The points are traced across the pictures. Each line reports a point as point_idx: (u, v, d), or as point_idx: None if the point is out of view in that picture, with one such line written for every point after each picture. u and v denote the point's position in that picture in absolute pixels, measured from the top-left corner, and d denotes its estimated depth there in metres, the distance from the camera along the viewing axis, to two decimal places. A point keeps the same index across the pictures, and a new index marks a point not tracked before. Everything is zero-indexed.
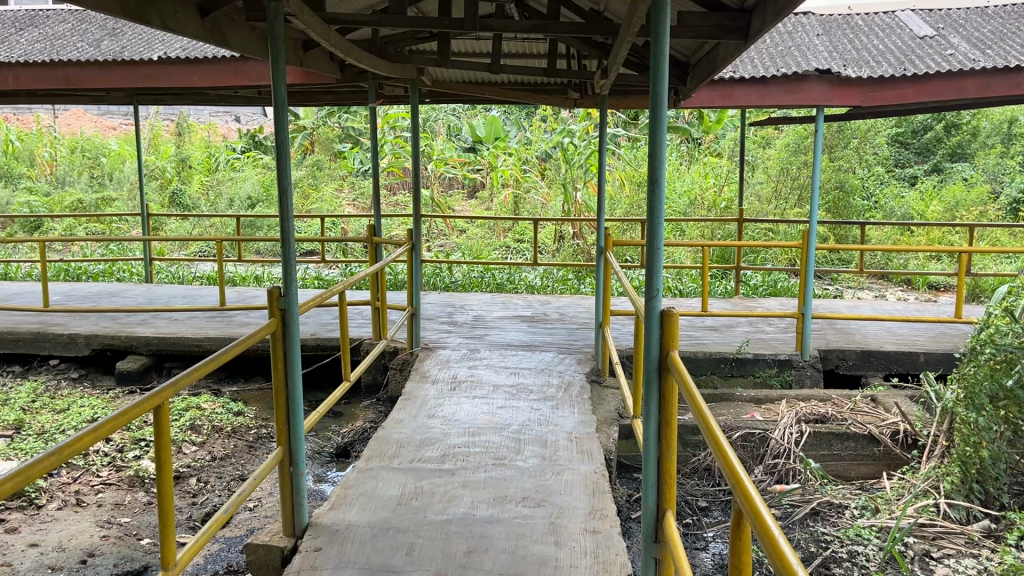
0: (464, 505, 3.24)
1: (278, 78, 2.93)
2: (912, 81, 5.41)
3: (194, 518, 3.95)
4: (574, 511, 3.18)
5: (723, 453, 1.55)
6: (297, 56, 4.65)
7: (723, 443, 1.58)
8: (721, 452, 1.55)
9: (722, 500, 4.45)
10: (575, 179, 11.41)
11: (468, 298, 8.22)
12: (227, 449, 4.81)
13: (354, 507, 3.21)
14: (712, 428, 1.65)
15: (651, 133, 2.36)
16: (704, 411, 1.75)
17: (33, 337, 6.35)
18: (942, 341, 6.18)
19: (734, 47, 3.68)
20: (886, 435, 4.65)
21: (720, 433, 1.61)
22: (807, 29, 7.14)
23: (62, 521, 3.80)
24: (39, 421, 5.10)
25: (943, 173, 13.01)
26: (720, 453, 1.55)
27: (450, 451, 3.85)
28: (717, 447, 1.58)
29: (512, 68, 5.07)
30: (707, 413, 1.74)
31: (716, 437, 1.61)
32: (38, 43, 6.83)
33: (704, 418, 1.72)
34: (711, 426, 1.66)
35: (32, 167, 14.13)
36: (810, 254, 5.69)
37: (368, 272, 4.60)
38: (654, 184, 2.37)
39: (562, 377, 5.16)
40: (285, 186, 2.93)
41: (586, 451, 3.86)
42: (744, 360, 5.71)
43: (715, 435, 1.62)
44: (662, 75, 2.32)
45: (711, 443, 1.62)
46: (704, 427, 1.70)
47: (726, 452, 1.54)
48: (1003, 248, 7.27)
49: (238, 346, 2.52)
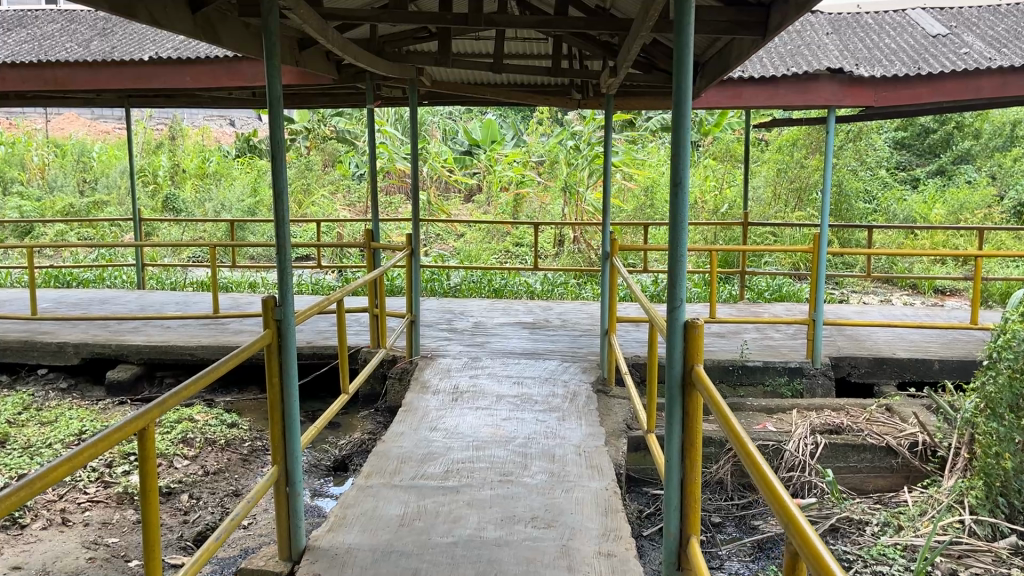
0: (471, 526, 3.07)
1: (273, 76, 2.76)
2: (926, 80, 5.27)
3: (186, 537, 3.75)
4: (587, 533, 3.01)
5: (777, 497, 1.41)
6: (293, 55, 4.47)
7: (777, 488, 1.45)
8: (776, 496, 1.41)
9: (736, 515, 4.27)
10: (577, 182, 11.23)
11: (467, 304, 8.05)
12: (220, 463, 4.62)
13: (354, 528, 3.04)
14: (763, 468, 1.51)
15: (674, 135, 2.21)
16: (749, 448, 1.62)
17: (21, 346, 6.16)
18: (957, 348, 6.04)
19: (750, 43, 3.52)
20: (904, 447, 4.49)
21: (772, 475, 1.48)
22: (816, 28, 7.00)
23: (46, 541, 3.61)
24: (25, 434, 4.90)
25: (947, 175, 12.92)
26: (774, 497, 1.41)
27: (453, 466, 3.67)
28: (769, 488, 1.44)
29: (515, 68, 4.89)
30: (755, 451, 1.60)
31: (768, 480, 1.47)
32: (26, 44, 6.65)
33: (751, 458, 1.58)
34: (762, 466, 1.52)
35: (23, 171, 13.89)
36: (823, 258, 5.52)
37: (367, 279, 4.41)
38: (677, 188, 2.21)
39: (567, 387, 4.98)
40: (279, 188, 2.74)
41: (597, 466, 3.68)
42: (753, 368, 5.55)
43: (766, 478, 1.48)
44: (687, 71, 2.15)
45: (762, 485, 1.48)
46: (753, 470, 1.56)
47: (781, 496, 1.40)
48: (1008, 252, 6.84)
49: (232, 360, 2.36)
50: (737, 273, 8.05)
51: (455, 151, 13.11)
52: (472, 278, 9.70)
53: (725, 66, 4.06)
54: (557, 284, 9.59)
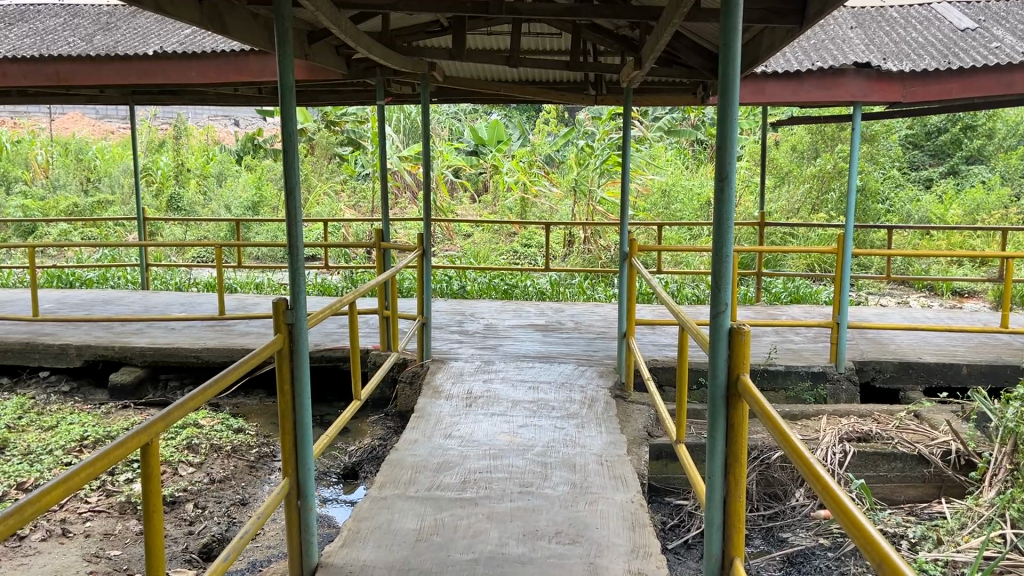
0: (492, 541, 2.91)
1: (284, 65, 2.60)
2: (958, 75, 5.13)
3: (191, 549, 3.57)
4: (615, 549, 2.85)
5: (865, 534, 1.26)
6: (303, 48, 4.30)
7: (865, 525, 1.29)
8: (866, 535, 1.26)
9: (763, 527, 4.12)
10: (588, 181, 11.04)
11: (477, 305, 7.88)
12: (226, 470, 4.46)
13: (369, 544, 2.88)
14: (844, 503, 1.36)
15: (720, 124, 2.04)
16: (824, 479, 1.46)
17: (22, 348, 6.01)
18: (984, 352, 5.86)
19: (786, 32, 3.39)
20: (937, 455, 4.32)
21: (857, 511, 1.32)
22: (839, 22, 6.84)
23: (46, 554, 3.44)
24: (25, 440, 4.74)
25: (960, 175, 12.68)
26: (862, 535, 1.26)
27: (470, 476, 3.52)
28: (857, 527, 1.29)
29: (531, 62, 4.72)
30: (832, 482, 1.45)
31: (853, 517, 1.32)
32: (27, 38, 6.49)
33: (828, 489, 1.43)
34: (842, 499, 1.37)
35: (27, 171, 13.82)
36: (848, 258, 5.34)
37: (379, 280, 4.23)
38: (722, 183, 2.05)
39: (584, 393, 4.81)
40: (291, 183, 2.58)
41: (619, 476, 3.53)
42: (776, 372, 5.38)
43: (851, 514, 1.32)
44: (735, 54, 1.99)
45: (846, 521, 1.33)
46: (833, 506, 1.40)
47: (872, 536, 1.24)
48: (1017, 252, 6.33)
49: (244, 366, 2.20)
50: (754, 274, 7.85)
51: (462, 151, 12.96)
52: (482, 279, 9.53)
53: (757, 56, 3.95)
54: (567, 284, 9.43)
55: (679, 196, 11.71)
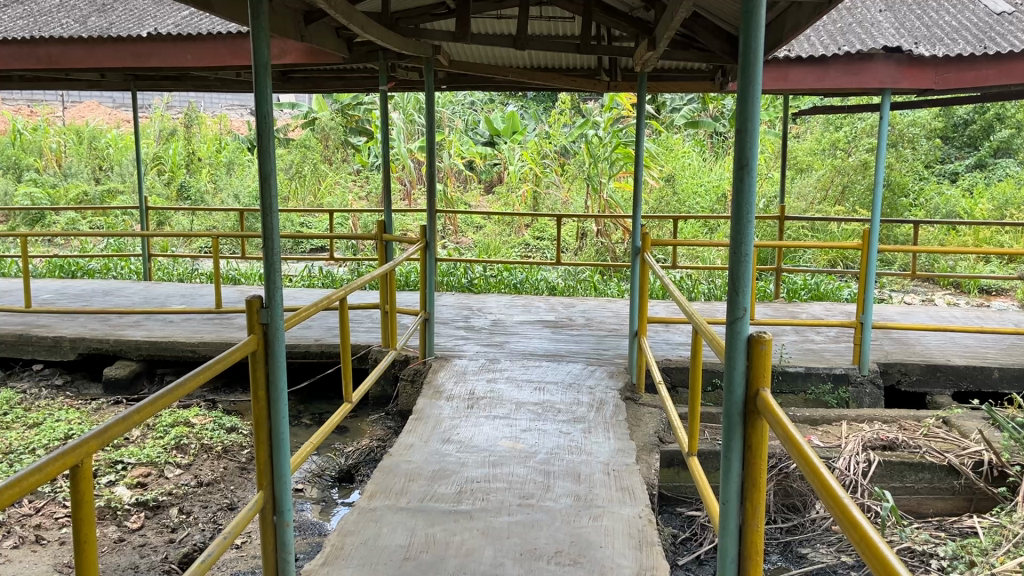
0: (485, 561, 2.68)
1: (259, 41, 2.37)
2: (995, 60, 4.81)
3: (171, 558, 3.37)
4: (619, 572, 2.61)
5: None
6: (299, 29, 4.04)
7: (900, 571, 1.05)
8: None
9: (779, 541, 3.87)
10: (600, 173, 10.69)
11: (485, 299, 7.63)
12: (216, 473, 4.26)
13: (353, 562, 2.66)
14: (880, 550, 1.11)
15: (739, 106, 1.79)
16: (859, 521, 1.21)
17: (15, 340, 5.84)
18: (1016, 355, 5.55)
19: (813, 9, 3.13)
20: (968, 467, 4.05)
21: (894, 559, 1.08)
22: (867, 5, 6.51)
23: (16, 563, 3.25)
24: (8, 438, 4.57)
25: (988, 169, 12.22)
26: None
27: (467, 487, 3.29)
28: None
29: (538, 42, 4.40)
30: (867, 523, 1.19)
31: (889, 564, 1.08)
32: (21, 20, 6.29)
33: (863, 534, 1.18)
34: (879, 547, 1.12)
35: (40, 159, 13.79)
36: (874, 254, 5.04)
37: (377, 271, 3.98)
38: (742, 171, 1.80)
39: (591, 394, 4.56)
40: (267, 172, 2.36)
41: (627, 488, 3.28)
42: (795, 375, 5.11)
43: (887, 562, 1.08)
44: (757, 25, 1.75)
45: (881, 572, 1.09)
46: (865, 551, 1.15)
47: None
48: None
49: (201, 374, 1.96)
50: (773, 269, 7.53)
51: (474, 142, 12.72)
52: (491, 270, 9.30)
53: (780, 36, 3.71)
54: (580, 277, 9.22)
55: (695, 190, 11.45)
